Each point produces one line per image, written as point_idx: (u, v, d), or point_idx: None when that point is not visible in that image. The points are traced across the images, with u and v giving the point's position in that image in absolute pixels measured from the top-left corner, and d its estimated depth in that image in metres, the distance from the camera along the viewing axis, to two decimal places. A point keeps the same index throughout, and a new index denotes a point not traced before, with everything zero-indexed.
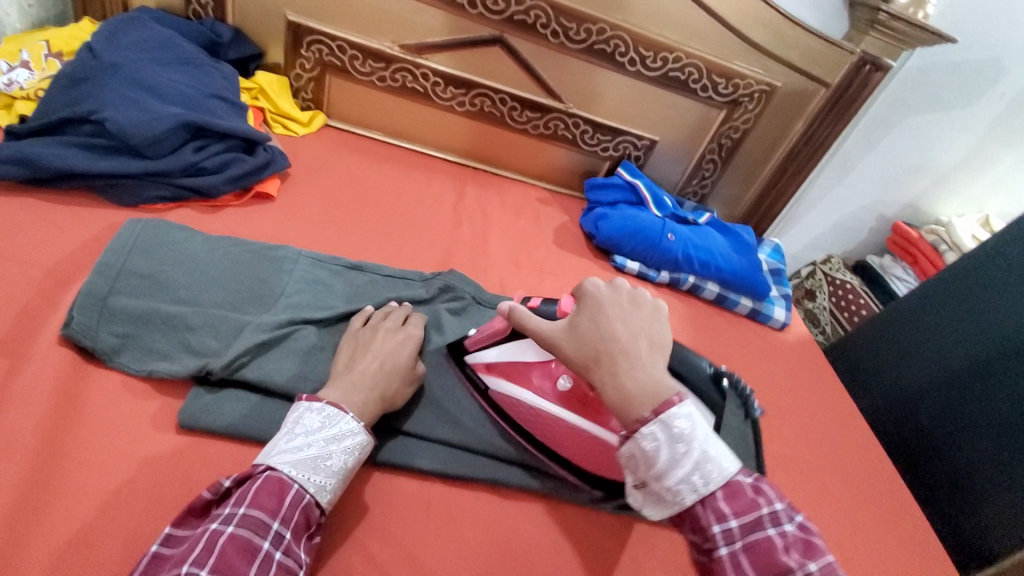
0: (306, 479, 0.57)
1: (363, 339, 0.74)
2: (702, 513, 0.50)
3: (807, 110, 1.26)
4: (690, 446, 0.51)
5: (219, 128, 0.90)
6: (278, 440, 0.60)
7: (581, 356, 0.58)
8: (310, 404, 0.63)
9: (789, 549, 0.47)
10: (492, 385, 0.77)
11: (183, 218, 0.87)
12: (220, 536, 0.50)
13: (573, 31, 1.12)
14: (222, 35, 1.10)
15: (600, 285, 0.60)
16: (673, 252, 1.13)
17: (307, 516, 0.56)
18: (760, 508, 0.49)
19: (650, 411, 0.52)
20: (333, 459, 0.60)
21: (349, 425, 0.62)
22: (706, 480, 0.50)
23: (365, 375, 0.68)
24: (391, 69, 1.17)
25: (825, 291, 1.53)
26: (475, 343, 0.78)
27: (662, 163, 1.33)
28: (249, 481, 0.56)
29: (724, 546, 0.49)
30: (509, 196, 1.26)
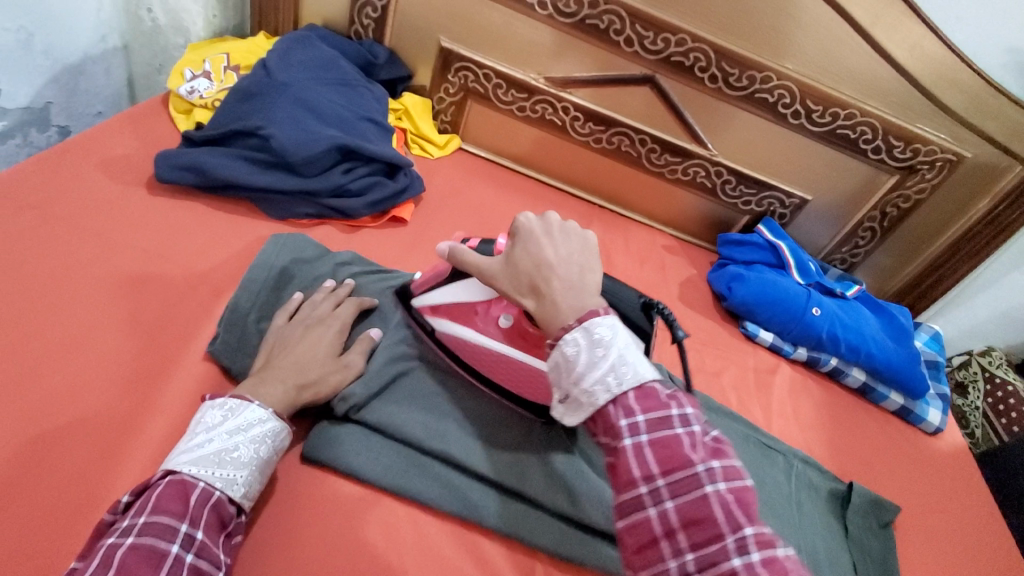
0: (214, 475, 0.55)
1: (282, 333, 0.70)
2: (613, 411, 0.49)
3: (997, 187, 1.08)
4: (609, 350, 0.49)
5: (369, 153, 0.91)
6: (177, 446, 0.57)
7: (518, 287, 0.58)
8: (212, 400, 0.61)
9: (696, 447, 0.47)
10: (438, 327, 0.74)
11: (325, 236, 0.90)
12: (118, 549, 0.48)
13: (734, 77, 1.04)
14: (378, 56, 1.13)
15: (531, 218, 0.58)
16: (817, 329, 1.01)
17: (219, 512, 0.54)
18: (670, 408, 0.48)
19: (576, 320, 0.52)
20: (241, 450, 0.58)
21: (255, 413, 0.60)
22: (621, 381, 0.49)
23: (278, 370, 0.65)
24: (533, 100, 1.15)
25: (980, 389, 1.31)
26: (420, 285, 0.75)
27: (808, 224, 1.21)
28: (147, 491, 0.53)
29: (630, 436, 0.47)
30: (634, 241, 1.19)
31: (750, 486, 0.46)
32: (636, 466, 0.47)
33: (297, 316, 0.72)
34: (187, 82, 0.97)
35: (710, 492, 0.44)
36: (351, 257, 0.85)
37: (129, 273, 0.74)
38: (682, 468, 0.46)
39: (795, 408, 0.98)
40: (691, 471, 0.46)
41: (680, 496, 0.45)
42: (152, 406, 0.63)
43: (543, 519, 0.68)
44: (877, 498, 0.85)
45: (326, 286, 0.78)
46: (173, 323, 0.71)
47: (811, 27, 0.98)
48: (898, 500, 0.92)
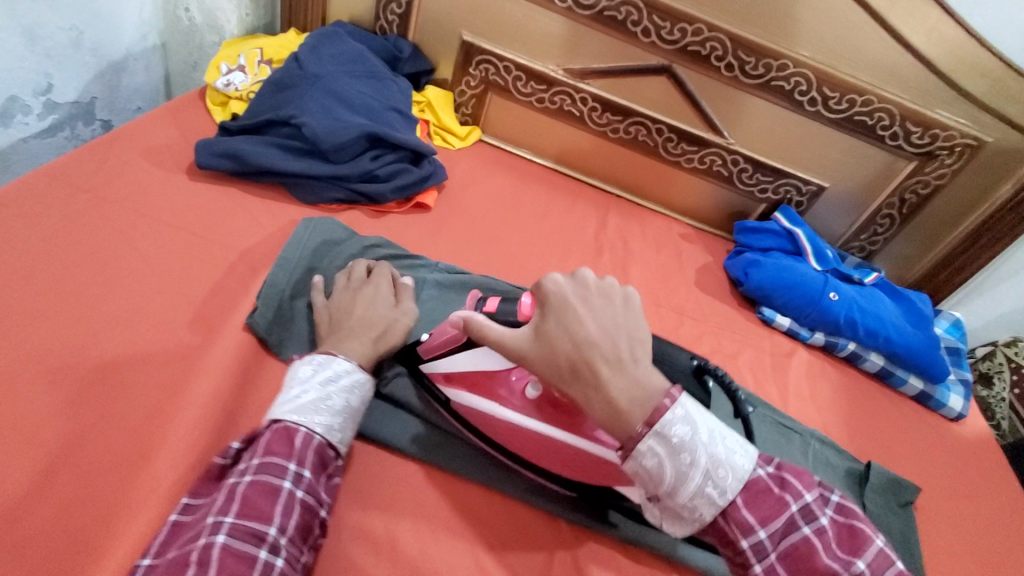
0: (313, 422, 0.60)
1: (335, 302, 0.75)
2: (729, 528, 0.50)
3: (1020, 172, 1.08)
4: (694, 455, 0.49)
5: (395, 140, 0.95)
6: (278, 398, 0.62)
7: (557, 371, 0.52)
8: (301, 359, 0.65)
9: (826, 543, 0.48)
10: (452, 397, 0.72)
11: (352, 220, 0.93)
12: (239, 486, 0.54)
13: (751, 65, 1.06)
14: (402, 50, 1.17)
15: (559, 281, 0.54)
16: (834, 313, 1.02)
17: (321, 455, 0.59)
18: (787, 506, 0.50)
19: (644, 424, 0.49)
20: (334, 398, 0.62)
21: (343, 366, 0.64)
22: (722, 489, 0.50)
23: (350, 328, 0.70)
24: (552, 92, 1.18)
25: (1006, 379, 1.28)
26: (427, 349, 0.70)
27: (826, 212, 1.22)
28: (257, 438, 0.59)
29: (758, 561, 0.49)
30: (651, 229, 1.21)
31: (887, 552, 0.48)
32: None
33: (344, 286, 0.77)
34: (223, 76, 1.03)
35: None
36: (378, 240, 0.88)
37: (172, 251, 0.78)
38: (821, 573, 0.47)
39: (814, 393, 0.98)
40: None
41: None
42: (195, 371, 0.67)
43: (561, 488, 0.71)
44: (896, 477, 0.86)
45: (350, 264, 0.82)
46: (213, 297, 0.75)
47: (828, 14, 0.99)
48: (918, 483, 0.91)
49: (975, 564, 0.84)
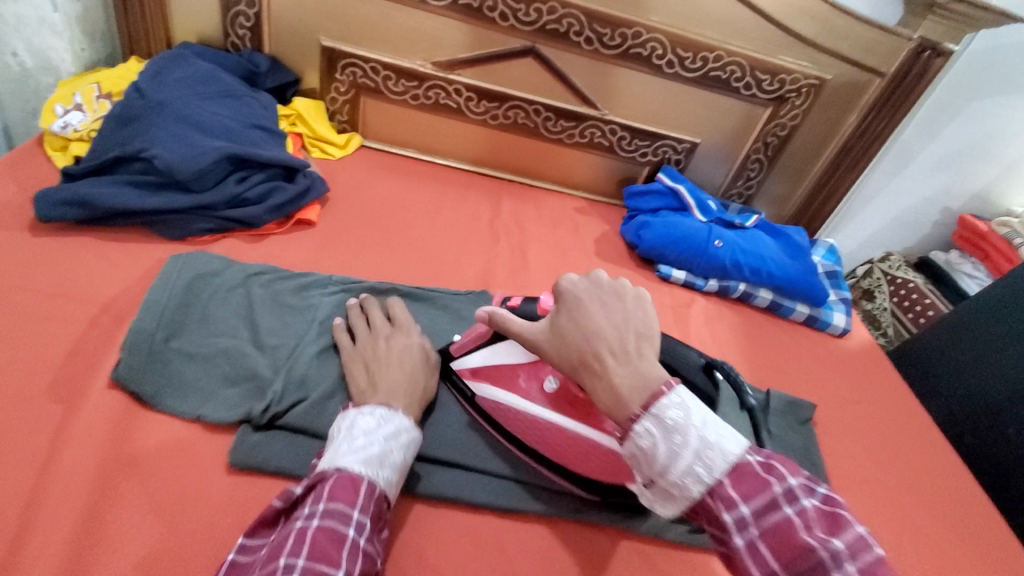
0: (377, 476, 0.57)
1: (367, 352, 0.71)
2: (712, 503, 0.46)
3: (860, 102, 1.18)
4: (687, 435, 0.47)
5: (260, 159, 0.92)
6: (340, 445, 0.59)
7: (565, 357, 0.55)
8: (358, 408, 0.63)
9: (810, 526, 0.43)
10: (478, 391, 0.74)
11: (228, 248, 0.89)
12: (308, 530, 0.51)
13: (608, 36, 1.10)
14: (259, 65, 1.12)
15: (575, 280, 0.57)
16: (721, 259, 1.09)
17: (380, 507, 0.57)
18: (772, 488, 0.45)
19: (641, 407, 0.48)
20: (394, 454, 0.60)
21: (403, 422, 0.62)
22: (710, 469, 0.46)
23: (394, 382, 0.67)
24: (425, 87, 1.17)
25: (885, 291, 1.43)
26: (460, 348, 0.75)
27: (704, 165, 1.29)
28: (322, 481, 0.56)
29: (737, 533, 0.45)
30: (546, 208, 1.23)
31: (881, 556, 0.41)
32: (754, 563, 0.44)
33: (383, 335, 0.74)
34: (58, 117, 0.94)
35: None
36: (261, 267, 0.84)
37: (22, 314, 0.71)
38: (802, 554, 0.42)
39: (716, 338, 1.04)
40: (813, 559, 0.41)
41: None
42: (63, 437, 0.61)
43: (478, 479, 0.70)
44: (792, 399, 0.93)
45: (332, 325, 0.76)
46: (75, 356, 0.69)
47: None
48: (816, 401, 0.99)
49: (871, 463, 0.92)
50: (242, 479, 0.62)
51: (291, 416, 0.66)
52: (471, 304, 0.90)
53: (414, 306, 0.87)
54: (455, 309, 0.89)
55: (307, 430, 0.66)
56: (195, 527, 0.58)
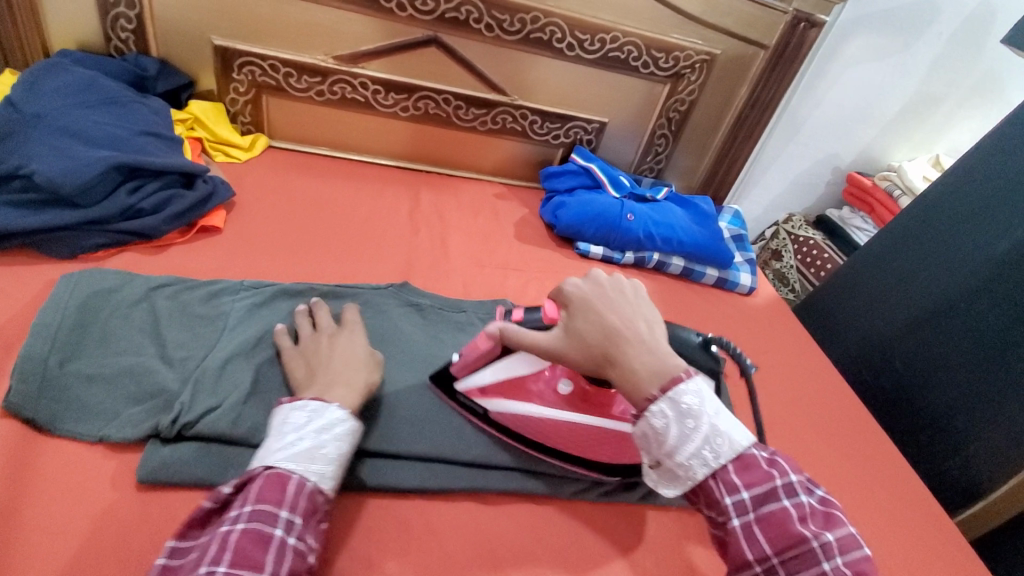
0: (307, 471, 0.56)
1: (310, 349, 0.71)
2: (715, 487, 0.53)
3: (749, 74, 1.26)
4: (700, 421, 0.53)
5: (152, 166, 0.88)
6: (268, 443, 0.57)
7: (586, 355, 0.60)
8: (293, 403, 0.61)
9: (805, 519, 0.50)
10: (490, 407, 0.75)
11: (127, 263, 0.84)
12: (231, 534, 0.50)
13: (507, 22, 1.11)
14: (147, 68, 1.06)
15: (579, 283, 0.63)
16: (634, 232, 1.15)
17: (315, 501, 0.55)
18: (774, 480, 0.52)
19: (659, 390, 0.55)
20: (327, 448, 0.58)
21: (336, 415, 0.60)
22: (717, 454, 0.53)
23: (331, 377, 0.66)
24: (329, 82, 1.15)
25: (790, 249, 1.54)
26: (464, 366, 0.74)
27: (615, 143, 1.34)
28: (249, 483, 0.54)
29: (738, 516, 0.52)
30: (465, 196, 1.24)
31: (867, 554, 0.49)
32: (749, 546, 0.51)
33: (327, 330, 0.74)
34: None
35: (830, 570, 0.47)
36: (165, 279, 0.80)
37: None
38: (794, 542, 0.49)
39: None
40: (807, 548, 0.49)
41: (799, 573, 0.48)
42: None
43: (405, 465, 0.70)
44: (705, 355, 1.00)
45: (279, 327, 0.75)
46: None
47: None
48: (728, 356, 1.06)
49: (779, 406, 1.00)
50: (156, 495, 0.60)
51: (201, 426, 0.64)
52: (393, 298, 0.90)
53: (333, 305, 0.85)
54: (376, 305, 0.88)
55: (221, 438, 0.64)
56: (108, 550, 0.56)
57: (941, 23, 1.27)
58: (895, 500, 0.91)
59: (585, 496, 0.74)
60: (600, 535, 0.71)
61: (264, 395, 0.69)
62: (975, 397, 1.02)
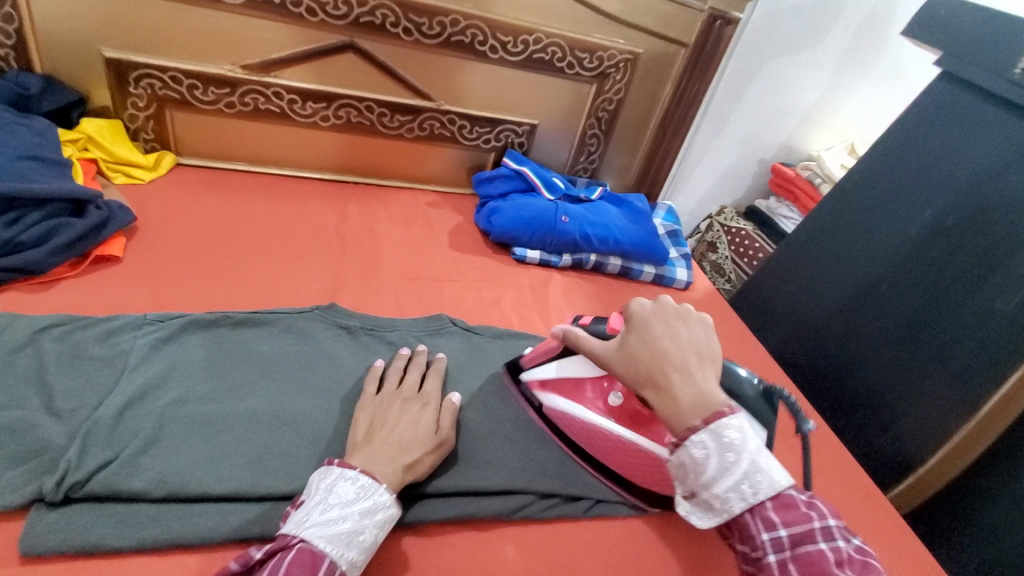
0: (340, 557, 0.52)
1: (381, 407, 0.69)
2: (752, 521, 0.51)
3: (672, 71, 1.28)
4: (741, 455, 0.51)
5: (35, 194, 0.79)
6: (311, 511, 0.54)
7: (633, 375, 0.59)
8: (343, 469, 0.58)
9: (843, 564, 0.47)
10: (545, 401, 0.79)
11: (8, 303, 0.75)
12: None
13: (426, 26, 1.08)
14: (30, 86, 0.95)
15: (646, 305, 0.61)
16: (570, 233, 1.14)
17: None
18: (812, 521, 0.49)
19: (700, 420, 0.53)
20: (365, 534, 0.55)
21: (383, 498, 0.57)
22: (755, 489, 0.51)
23: (386, 445, 0.63)
24: (239, 93, 1.07)
25: (724, 241, 1.58)
26: (531, 360, 0.82)
27: (546, 145, 1.33)
28: (281, 553, 0.51)
29: (773, 553, 0.49)
30: (396, 207, 1.20)
31: None
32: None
33: (402, 395, 0.71)
34: None
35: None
36: (53, 319, 0.72)
37: None
38: None
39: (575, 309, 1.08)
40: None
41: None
42: None
43: None
44: None
45: (372, 368, 0.76)
46: None
47: None
48: None
49: None
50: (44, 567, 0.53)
51: (96, 482, 0.57)
52: (319, 321, 0.84)
53: (251, 334, 0.79)
54: (299, 330, 0.82)
55: (116, 495, 0.58)
56: None
57: (846, 18, 1.33)
58: (834, 483, 0.93)
59: (529, 515, 0.70)
60: (548, 553, 0.68)
61: (168, 441, 0.63)
62: (900, 374, 1.07)
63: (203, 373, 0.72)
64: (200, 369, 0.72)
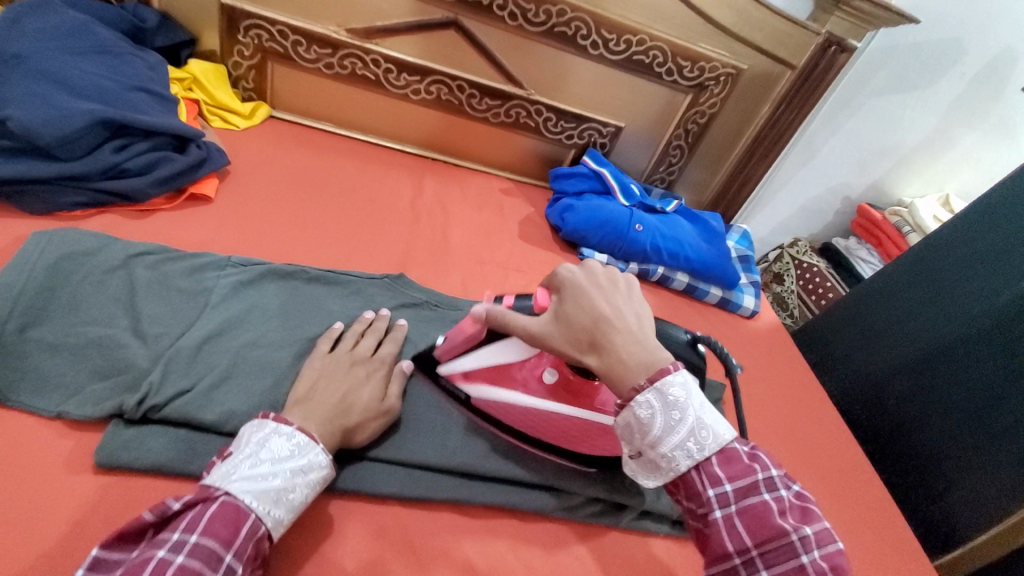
0: (266, 513, 0.51)
1: (329, 366, 0.67)
2: (697, 478, 0.52)
3: (773, 92, 1.23)
4: (685, 413, 0.52)
5: (143, 125, 0.82)
6: (240, 463, 0.52)
7: (572, 341, 0.58)
8: (278, 424, 0.56)
9: (784, 513, 0.49)
10: (473, 394, 0.72)
11: (106, 225, 0.79)
12: (169, 566, 0.45)
13: (532, 12, 1.07)
14: (146, 20, 0.99)
15: (574, 271, 0.60)
16: (641, 243, 1.11)
17: (258, 547, 0.51)
18: (755, 474, 0.51)
19: (645, 379, 0.53)
20: (296, 492, 0.54)
21: (317, 458, 0.56)
22: (701, 446, 0.52)
23: (323, 404, 0.61)
24: (339, 55, 1.09)
25: (792, 274, 1.52)
26: (446, 352, 0.72)
27: (628, 150, 1.30)
28: (202, 506, 0.49)
29: (720, 508, 0.50)
30: (471, 189, 1.19)
31: (841, 548, 0.48)
32: (729, 538, 0.49)
33: (353, 355, 0.69)
34: None
35: (808, 564, 0.46)
36: (147, 246, 0.74)
37: None
38: (775, 535, 0.48)
39: None
40: (785, 540, 0.48)
41: (776, 566, 0.47)
42: None
43: (384, 470, 0.65)
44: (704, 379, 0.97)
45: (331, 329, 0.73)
46: None
47: None
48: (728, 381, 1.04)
49: (772, 436, 0.98)
50: (113, 481, 0.55)
51: (171, 409, 0.59)
52: (388, 291, 0.85)
53: (324, 291, 0.81)
54: (367, 295, 0.83)
55: (188, 424, 0.60)
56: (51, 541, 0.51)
57: (965, 63, 1.25)
58: (887, 547, 0.88)
59: (572, 517, 0.69)
60: (585, 560, 0.66)
61: (240, 381, 0.65)
62: (966, 441, 0.99)
63: (275, 320, 0.73)
64: (275, 317, 0.74)
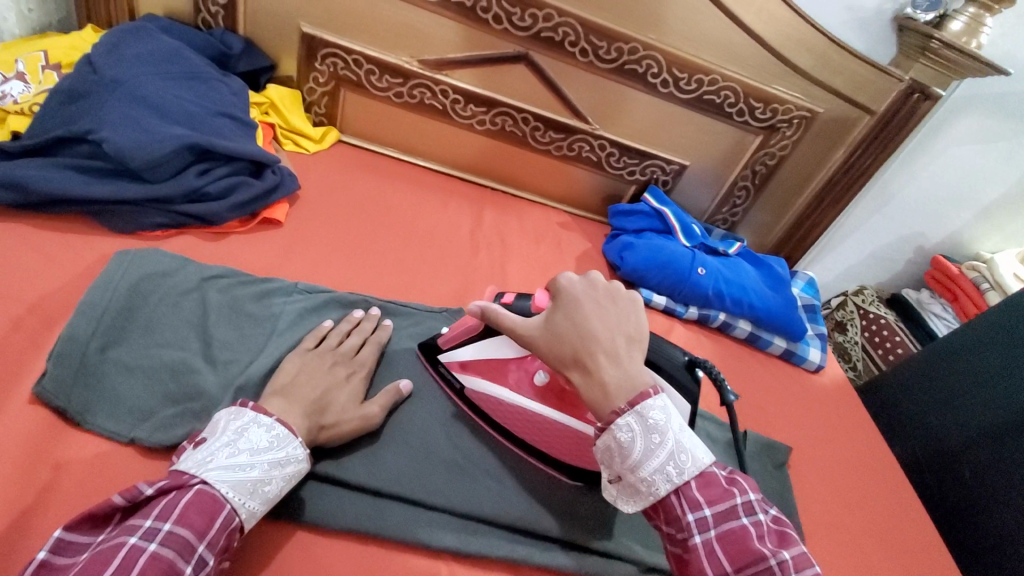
0: (240, 504, 0.52)
1: (310, 362, 0.68)
2: (677, 503, 0.50)
3: (850, 137, 1.18)
4: (665, 437, 0.51)
5: (225, 151, 0.85)
6: (217, 452, 0.53)
7: (558, 353, 0.57)
8: (257, 415, 0.57)
9: (763, 539, 0.48)
10: (468, 384, 0.73)
11: (183, 246, 0.81)
12: (141, 554, 0.45)
13: (604, 49, 1.06)
14: (232, 46, 1.03)
15: (574, 280, 0.58)
16: (703, 287, 1.07)
17: (228, 539, 0.51)
18: (734, 497, 0.49)
19: (626, 403, 0.52)
20: (271, 486, 0.54)
21: (295, 452, 0.57)
22: (681, 470, 0.51)
23: (303, 397, 0.63)
24: (410, 85, 1.11)
25: (857, 324, 1.44)
26: (450, 340, 0.73)
27: (691, 189, 1.27)
28: (178, 493, 0.50)
29: (699, 533, 0.49)
30: (529, 221, 1.19)
31: None
32: (709, 564, 0.48)
33: (332, 352, 0.71)
34: None
35: None
36: (219, 270, 0.76)
37: None
38: (753, 561, 0.46)
39: None
40: (763, 566, 0.46)
41: None
42: None
43: (441, 520, 0.64)
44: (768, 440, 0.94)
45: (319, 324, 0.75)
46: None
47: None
48: (790, 440, 0.99)
49: (839, 504, 0.92)
50: None
51: None
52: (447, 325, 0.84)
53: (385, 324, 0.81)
54: (427, 329, 0.82)
55: None
56: None
57: None
58: None
59: None
60: None
61: None
62: None
63: None
64: None
